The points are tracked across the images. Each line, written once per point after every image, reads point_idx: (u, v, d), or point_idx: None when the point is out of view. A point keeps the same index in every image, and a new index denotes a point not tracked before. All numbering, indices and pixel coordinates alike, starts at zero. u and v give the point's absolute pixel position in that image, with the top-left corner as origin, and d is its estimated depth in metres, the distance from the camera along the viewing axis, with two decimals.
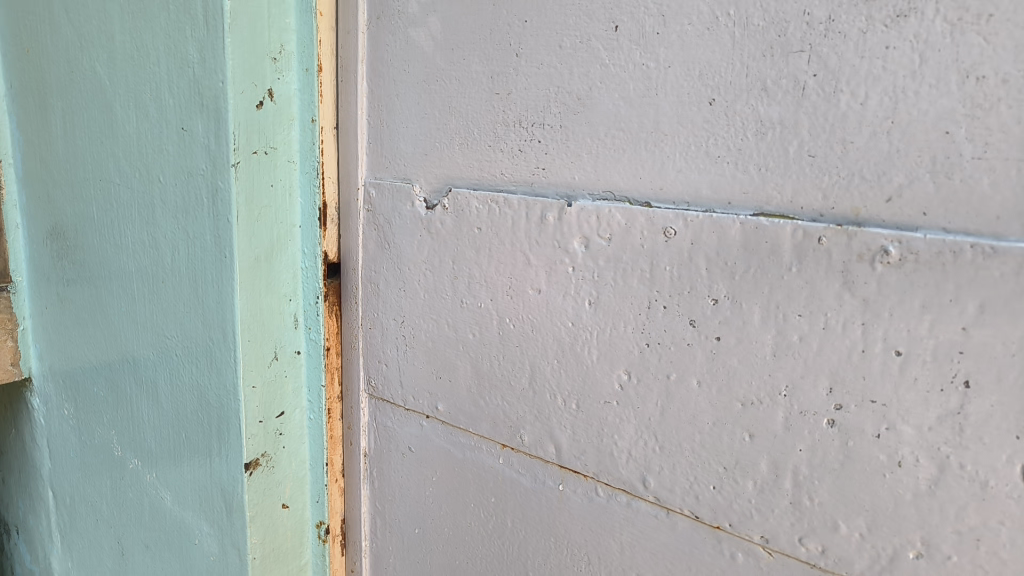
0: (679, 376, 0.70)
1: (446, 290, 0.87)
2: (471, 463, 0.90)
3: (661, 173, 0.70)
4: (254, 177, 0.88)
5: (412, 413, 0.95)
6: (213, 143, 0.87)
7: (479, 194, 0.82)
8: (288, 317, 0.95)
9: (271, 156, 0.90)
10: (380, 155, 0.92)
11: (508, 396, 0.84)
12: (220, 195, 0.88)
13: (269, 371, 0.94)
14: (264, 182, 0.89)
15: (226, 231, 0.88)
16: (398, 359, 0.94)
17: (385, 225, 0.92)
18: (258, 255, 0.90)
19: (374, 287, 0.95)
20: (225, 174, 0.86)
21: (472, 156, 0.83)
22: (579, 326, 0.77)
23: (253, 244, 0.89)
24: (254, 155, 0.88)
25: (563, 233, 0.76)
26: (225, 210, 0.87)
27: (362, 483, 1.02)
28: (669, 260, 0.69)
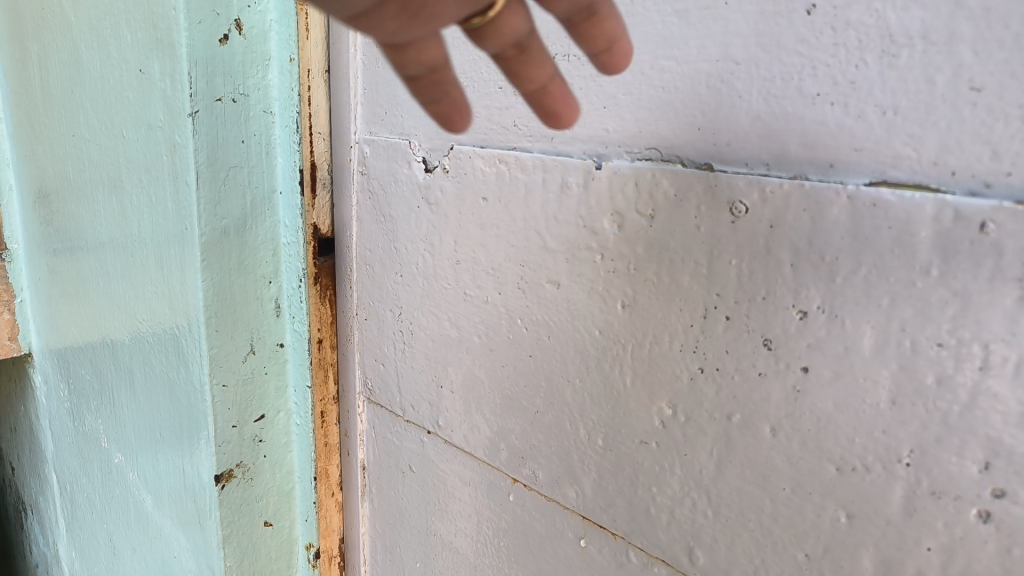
0: (746, 418, 0.49)
1: (447, 278, 0.68)
2: (478, 495, 0.71)
3: (727, 121, 0.48)
4: (219, 130, 0.68)
5: (411, 425, 0.77)
6: (169, 86, 0.67)
7: (486, 152, 0.62)
8: (267, 302, 0.77)
9: (241, 104, 0.70)
10: (376, 104, 0.72)
11: (519, 419, 0.65)
12: (178, 153, 0.68)
13: (244, 369, 0.76)
14: (233, 135, 0.70)
15: (186, 196, 0.68)
16: (396, 360, 0.76)
17: (381, 192, 0.73)
18: (227, 227, 0.71)
19: (369, 269, 0.76)
20: (182, 125, 0.66)
21: (478, 102, 0.62)
22: (607, 336, 0.56)
23: (219, 214, 0.70)
24: (219, 102, 0.67)
25: (591, 207, 0.55)
26: (184, 171, 0.68)
27: (362, 501, 0.86)
28: (735, 250, 0.47)
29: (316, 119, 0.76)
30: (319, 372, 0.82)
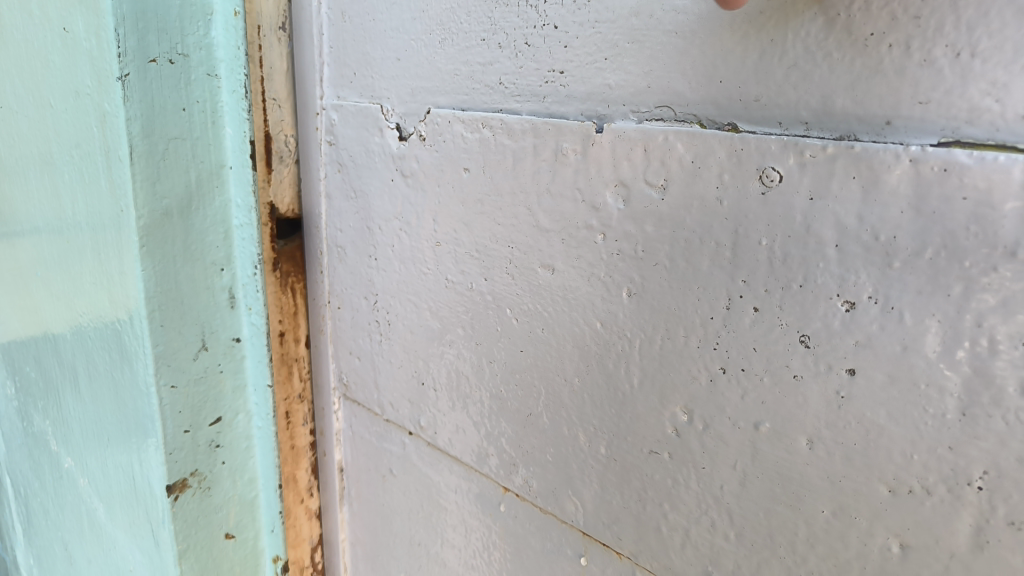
0: (777, 428, 0.41)
1: (426, 262, 0.60)
2: (465, 505, 0.64)
3: (756, 71, 0.39)
4: (154, 95, 0.58)
5: (392, 425, 0.69)
6: (94, 46, 0.57)
7: (467, 116, 0.53)
8: (219, 292, 0.68)
9: (180, 64, 0.60)
10: (344, 64, 0.63)
11: (511, 422, 0.57)
12: (109, 123, 0.58)
13: (195, 368, 0.67)
14: (171, 101, 0.60)
15: (119, 174, 0.59)
16: (372, 353, 0.68)
17: (351, 165, 0.65)
18: (169, 208, 0.62)
19: (340, 252, 0.68)
20: (111, 90, 0.57)
21: (458, 58, 0.54)
22: (611, 329, 0.48)
23: (159, 193, 0.61)
24: (153, 63, 0.58)
25: (591, 178, 0.47)
26: (115, 143, 0.58)
27: (340, 506, 0.79)
28: (766, 227, 0.39)
29: (270, 83, 0.67)
30: (282, 368, 0.76)
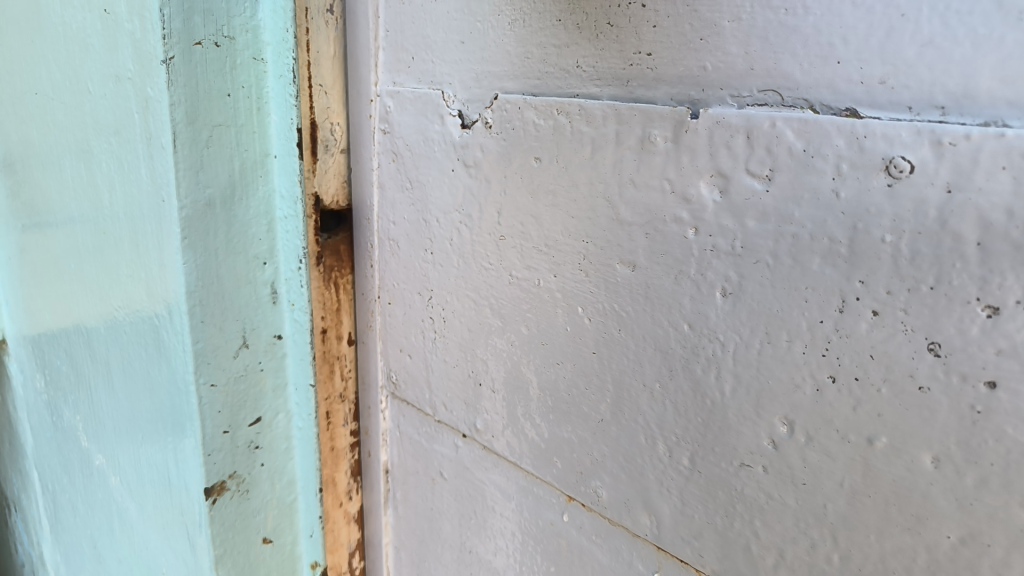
0: (896, 443, 0.37)
1: (488, 256, 0.56)
2: (524, 513, 0.60)
3: (883, 50, 0.35)
4: (200, 79, 0.56)
5: (444, 427, 0.66)
6: (138, 29, 0.55)
7: (540, 101, 0.50)
8: (261, 287, 0.65)
9: (225, 46, 0.57)
10: (401, 48, 0.60)
11: (579, 428, 0.53)
12: (151, 109, 0.56)
13: (235, 365, 0.65)
14: (216, 86, 0.57)
15: (161, 162, 0.57)
16: (425, 352, 0.65)
17: (407, 153, 0.61)
18: (212, 199, 0.59)
19: (393, 245, 0.65)
20: (155, 74, 0.55)
21: (531, 39, 0.50)
22: (700, 332, 0.44)
23: (202, 183, 0.58)
24: (198, 46, 0.55)
25: (682, 167, 0.43)
26: (159, 130, 0.56)
27: (384, 509, 0.76)
28: (892, 223, 0.35)
29: (316, 68, 0.63)
30: (324, 367, 0.72)
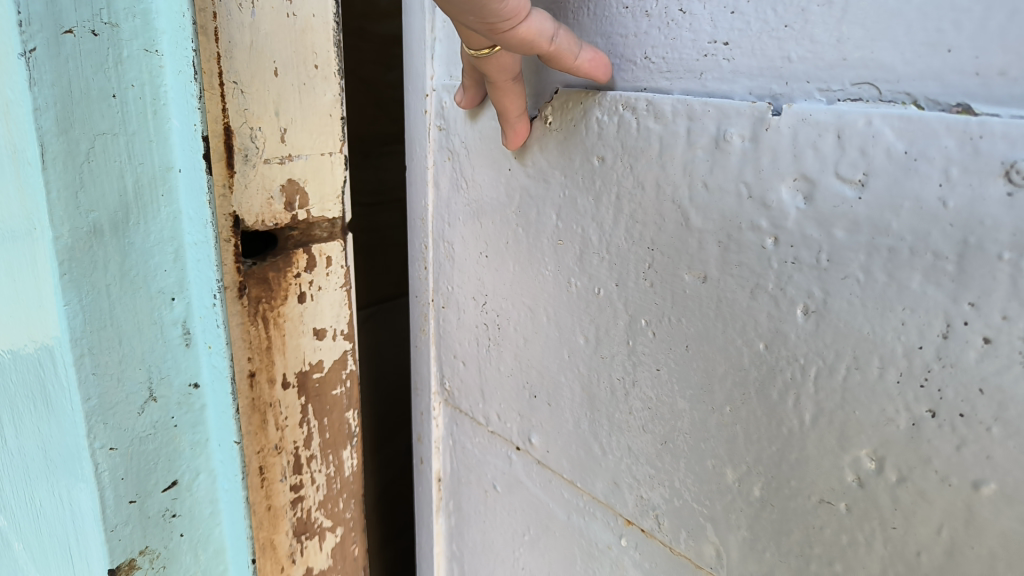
0: (1007, 492, 0.32)
1: (545, 261, 0.53)
2: (579, 534, 0.57)
3: (1004, 36, 0.30)
4: (73, 76, 0.33)
5: (497, 438, 0.63)
6: None
7: (604, 96, 0.46)
8: (169, 327, 0.41)
9: (106, 36, 0.35)
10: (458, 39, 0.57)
11: (639, 449, 0.50)
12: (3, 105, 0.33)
13: (138, 425, 0.40)
14: (95, 84, 0.34)
15: (26, 172, 0.33)
16: (479, 359, 0.62)
17: (463, 152, 0.58)
18: (99, 220, 0.36)
19: (448, 247, 0.62)
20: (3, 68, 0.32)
21: (596, 28, 0.46)
22: (778, 353, 0.40)
23: (94, 204, 0.35)
24: (69, 35, 0.33)
25: (761, 169, 0.39)
26: (16, 140, 0.33)
27: (437, 518, 0.73)
28: (1010, 238, 0.30)
29: (229, 61, 0.49)
30: (254, 416, 0.58)
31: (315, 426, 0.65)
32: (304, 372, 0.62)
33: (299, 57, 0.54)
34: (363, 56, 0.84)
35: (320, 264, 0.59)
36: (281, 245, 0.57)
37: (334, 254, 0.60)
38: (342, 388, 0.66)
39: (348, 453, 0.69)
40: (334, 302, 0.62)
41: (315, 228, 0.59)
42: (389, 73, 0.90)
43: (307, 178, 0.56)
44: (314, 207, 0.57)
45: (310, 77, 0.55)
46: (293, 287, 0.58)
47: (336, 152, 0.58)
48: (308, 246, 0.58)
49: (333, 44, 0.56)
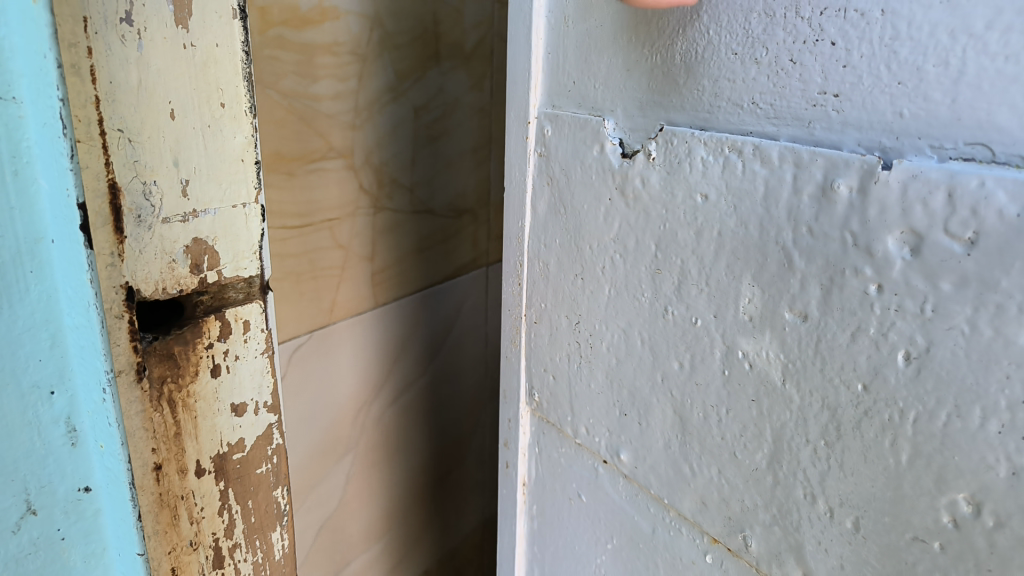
0: None
1: (642, 288, 0.55)
2: (665, 547, 0.60)
3: None
4: None
5: (584, 450, 0.66)
6: None
7: (710, 137, 0.48)
8: (49, 427, 0.42)
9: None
10: (563, 71, 0.60)
11: (730, 473, 0.52)
12: None
13: (18, 526, 0.41)
14: None
15: None
16: (570, 375, 0.65)
17: (562, 178, 0.61)
18: None
19: (543, 266, 0.65)
20: None
21: (703, 71, 0.49)
22: (875, 394, 0.41)
23: None
24: None
25: (867, 220, 0.40)
26: None
27: (520, 520, 0.77)
28: None
29: (111, 104, 0.40)
30: (163, 513, 0.48)
31: (237, 511, 0.53)
32: (223, 454, 0.51)
33: (200, 94, 0.44)
34: (285, 68, 0.80)
35: (237, 329, 0.49)
36: (186, 313, 0.48)
37: (252, 317, 0.50)
38: (268, 464, 0.54)
39: (277, 534, 0.57)
40: (254, 371, 0.51)
41: (228, 289, 0.49)
42: (314, 83, 0.84)
43: (218, 235, 0.47)
44: (226, 266, 0.48)
45: (217, 118, 0.45)
46: (205, 359, 0.48)
47: (252, 203, 0.48)
48: (220, 312, 0.48)
49: (243, 78, 0.46)
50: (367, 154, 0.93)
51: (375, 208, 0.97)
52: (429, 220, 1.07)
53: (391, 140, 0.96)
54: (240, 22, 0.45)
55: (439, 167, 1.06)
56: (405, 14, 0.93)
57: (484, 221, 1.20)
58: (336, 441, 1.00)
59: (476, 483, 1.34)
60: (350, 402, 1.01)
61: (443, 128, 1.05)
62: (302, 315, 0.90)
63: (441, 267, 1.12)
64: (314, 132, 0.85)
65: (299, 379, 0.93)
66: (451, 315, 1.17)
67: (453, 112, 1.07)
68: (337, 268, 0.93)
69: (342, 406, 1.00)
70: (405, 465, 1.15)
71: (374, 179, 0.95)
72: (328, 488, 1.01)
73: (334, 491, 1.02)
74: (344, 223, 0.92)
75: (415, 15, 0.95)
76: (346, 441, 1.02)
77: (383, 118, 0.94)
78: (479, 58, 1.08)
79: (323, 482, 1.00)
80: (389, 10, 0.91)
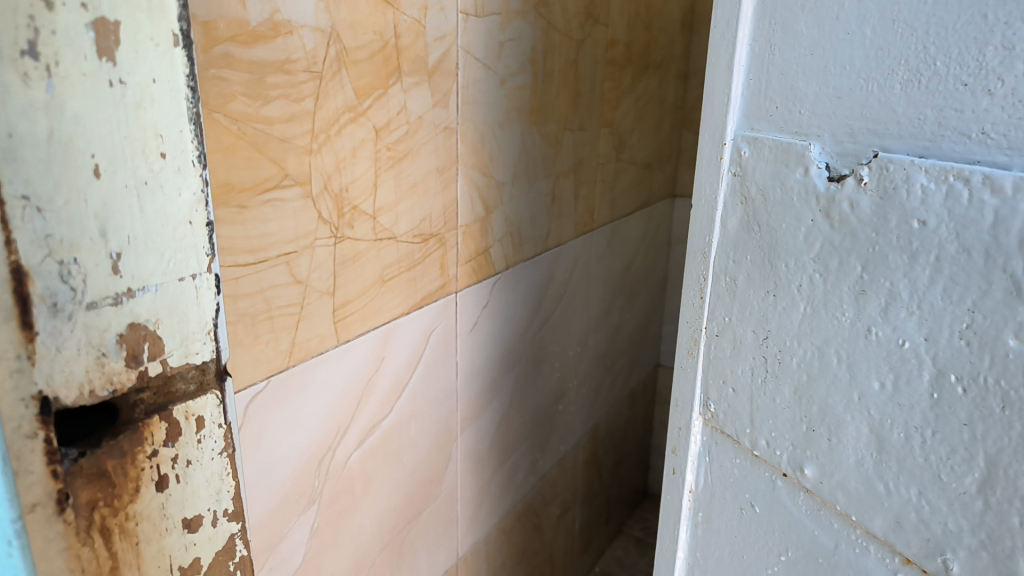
0: None
1: (843, 308, 0.57)
2: (847, 564, 0.61)
3: None
4: None
5: (762, 463, 0.68)
6: None
7: (931, 165, 0.49)
8: None
9: None
10: (765, 96, 0.63)
11: (931, 494, 0.53)
12: None
13: None
14: None
15: None
16: (753, 389, 0.67)
17: (757, 199, 0.64)
18: None
19: (730, 282, 0.68)
20: None
21: (925, 101, 0.50)
22: None
23: None
24: None
25: None
26: None
27: (683, 526, 0.80)
28: None
29: (13, 166, 0.33)
30: None
31: None
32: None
33: (132, 143, 0.38)
34: (233, 88, 0.79)
35: (189, 429, 0.46)
36: (123, 415, 0.43)
37: (207, 412, 0.47)
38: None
39: None
40: (211, 476, 0.48)
41: (177, 380, 0.45)
42: (265, 105, 0.83)
43: (161, 316, 0.42)
44: (173, 353, 0.43)
45: (156, 171, 0.39)
46: (148, 471, 0.44)
47: (205, 273, 0.44)
48: (166, 410, 0.44)
49: (188, 121, 0.40)
50: (325, 180, 0.93)
51: (336, 237, 0.97)
52: (393, 249, 1.08)
53: (349, 164, 0.96)
54: (183, 52, 0.39)
55: (402, 192, 1.07)
56: (364, 29, 0.94)
57: (451, 245, 1.22)
58: (296, 496, 1.02)
59: (436, 516, 1.38)
60: (312, 449, 1.03)
61: (407, 149, 1.06)
62: (257, 360, 0.91)
63: (406, 296, 1.14)
64: (265, 158, 0.85)
65: (260, 438, 0.94)
66: (413, 355, 1.19)
67: (417, 132, 1.08)
68: (296, 305, 0.94)
69: (304, 459, 1.02)
70: (372, 506, 1.19)
71: (333, 207, 0.95)
72: (290, 543, 1.03)
73: (297, 545, 1.05)
74: (302, 255, 0.92)
75: (375, 29, 0.95)
76: (307, 493, 1.04)
77: (341, 141, 0.94)
78: (441, 73, 1.10)
79: (285, 539, 1.02)
80: (345, 24, 0.91)
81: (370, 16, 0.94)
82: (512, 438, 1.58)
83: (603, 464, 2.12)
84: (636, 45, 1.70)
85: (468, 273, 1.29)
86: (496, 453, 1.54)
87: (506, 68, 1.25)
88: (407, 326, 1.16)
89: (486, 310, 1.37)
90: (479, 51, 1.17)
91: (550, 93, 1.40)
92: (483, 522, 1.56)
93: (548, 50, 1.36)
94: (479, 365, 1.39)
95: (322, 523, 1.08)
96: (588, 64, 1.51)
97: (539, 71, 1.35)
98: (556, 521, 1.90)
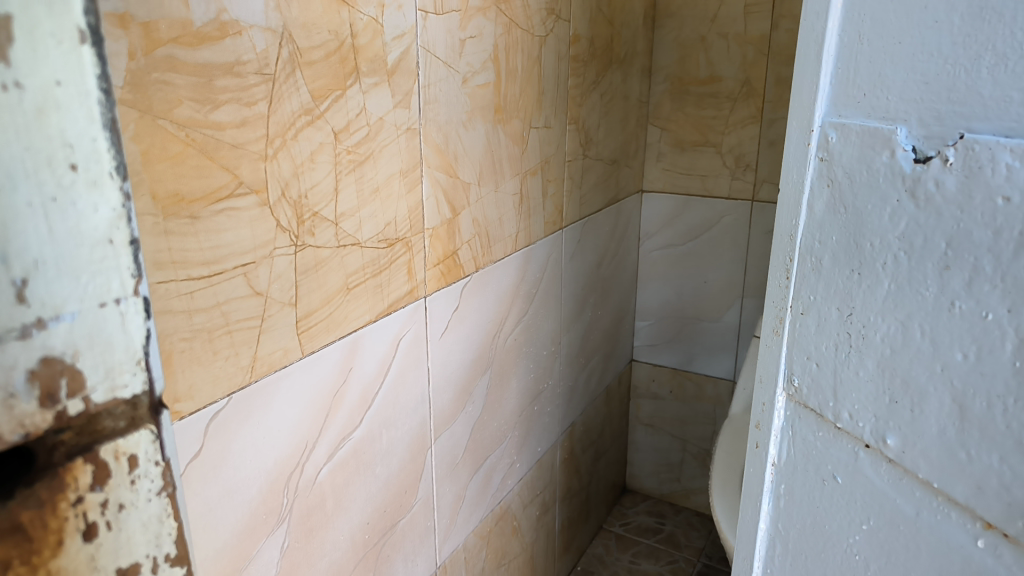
0: None
1: (927, 283, 0.60)
2: (930, 530, 0.63)
3: None
4: None
5: (844, 435, 0.71)
6: None
7: (1017, 144, 0.52)
8: None
9: None
10: (852, 84, 0.66)
11: (1012, 459, 0.55)
12: None
13: None
14: None
15: None
16: (837, 364, 0.70)
17: (844, 181, 0.67)
18: None
19: (815, 262, 0.71)
20: None
21: (1012, 84, 0.53)
22: None
23: None
24: None
25: None
26: None
27: (766, 499, 0.83)
28: None
29: None
30: None
31: None
32: None
33: (34, 154, 0.25)
34: (180, 92, 0.82)
35: (119, 471, 0.30)
36: (40, 461, 0.28)
37: (140, 451, 0.30)
38: None
39: None
40: (146, 520, 0.32)
41: (102, 418, 0.29)
42: (214, 110, 0.86)
43: (80, 349, 0.27)
44: (97, 390, 0.28)
45: (67, 185, 0.26)
46: (73, 520, 0.29)
47: (131, 296, 0.29)
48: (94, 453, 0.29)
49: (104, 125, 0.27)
50: (281, 187, 0.98)
51: (295, 245, 1.02)
52: (357, 255, 1.14)
53: (307, 169, 1.01)
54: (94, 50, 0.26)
55: (362, 198, 1.13)
56: (318, 29, 0.99)
57: (416, 249, 1.29)
58: (264, 515, 1.06)
59: (410, 525, 1.43)
60: (279, 465, 1.07)
61: (368, 152, 1.13)
62: (218, 376, 0.93)
63: (372, 303, 1.20)
64: (218, 165, 0.88)
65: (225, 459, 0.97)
66: (378, 369, 1.25)
67: (377, 134, 1.14)
68: (256, 318, 0.98)
69: (271, 476, 1.06)
70: (346, 518, 1.24)
71: (291, 216, 1.00)
72: (262, 561, 1.07)
73: (268, 561, 1.08)
74: (259, 266, 0.96)
75: (329, 29, 1.01)
76: (274, 511, 1.08)
77: (297, 145, 0.99)
78: (400, 73, 1.17)
79: (257, 555, 1.06)
80: (296, 23, 0.95)
81: (324, 15, 0.99)
82: (484, 443, 1.67)
83: (576, 463, 2.23)
84: (600, 39, 1.85)
85: (435, 276, 1.37)
86: (470, 458, 1.62)
87: (468, 66, 1.36)
88: (372, 335, 1.21)
89: (455, 317, 1.45)
90: (439, 50, 1.26)
91: (514, 91, 1.52)
92: (459, 525, 1.63)
93: (509, 48, 1.48)
94: (450, 369, 1.47)
95: (291, 540, 1.12)
96: (551, 60, 1.64)
97: (502, 69, 1.47)
98: (534, 522, 2.01)
